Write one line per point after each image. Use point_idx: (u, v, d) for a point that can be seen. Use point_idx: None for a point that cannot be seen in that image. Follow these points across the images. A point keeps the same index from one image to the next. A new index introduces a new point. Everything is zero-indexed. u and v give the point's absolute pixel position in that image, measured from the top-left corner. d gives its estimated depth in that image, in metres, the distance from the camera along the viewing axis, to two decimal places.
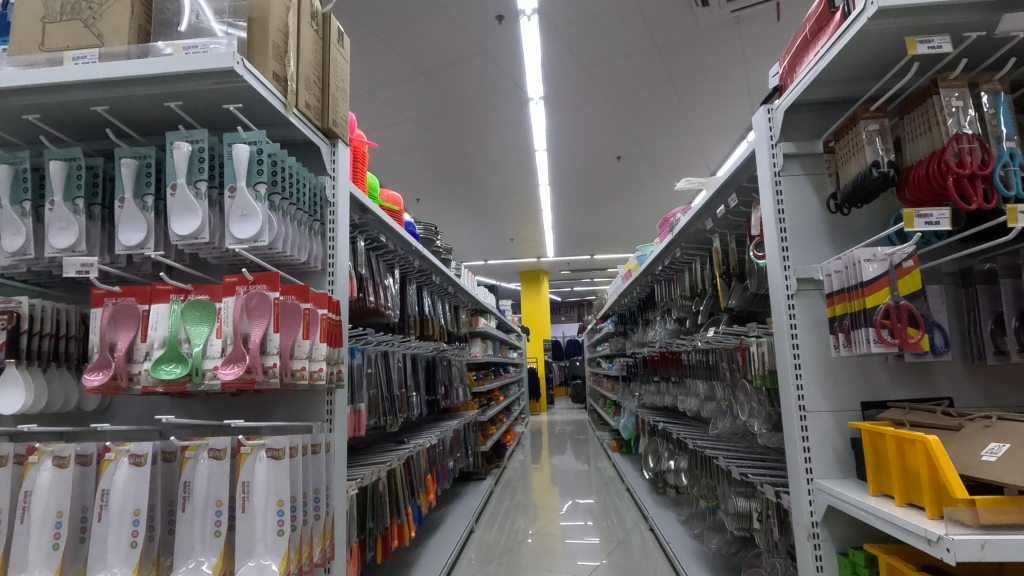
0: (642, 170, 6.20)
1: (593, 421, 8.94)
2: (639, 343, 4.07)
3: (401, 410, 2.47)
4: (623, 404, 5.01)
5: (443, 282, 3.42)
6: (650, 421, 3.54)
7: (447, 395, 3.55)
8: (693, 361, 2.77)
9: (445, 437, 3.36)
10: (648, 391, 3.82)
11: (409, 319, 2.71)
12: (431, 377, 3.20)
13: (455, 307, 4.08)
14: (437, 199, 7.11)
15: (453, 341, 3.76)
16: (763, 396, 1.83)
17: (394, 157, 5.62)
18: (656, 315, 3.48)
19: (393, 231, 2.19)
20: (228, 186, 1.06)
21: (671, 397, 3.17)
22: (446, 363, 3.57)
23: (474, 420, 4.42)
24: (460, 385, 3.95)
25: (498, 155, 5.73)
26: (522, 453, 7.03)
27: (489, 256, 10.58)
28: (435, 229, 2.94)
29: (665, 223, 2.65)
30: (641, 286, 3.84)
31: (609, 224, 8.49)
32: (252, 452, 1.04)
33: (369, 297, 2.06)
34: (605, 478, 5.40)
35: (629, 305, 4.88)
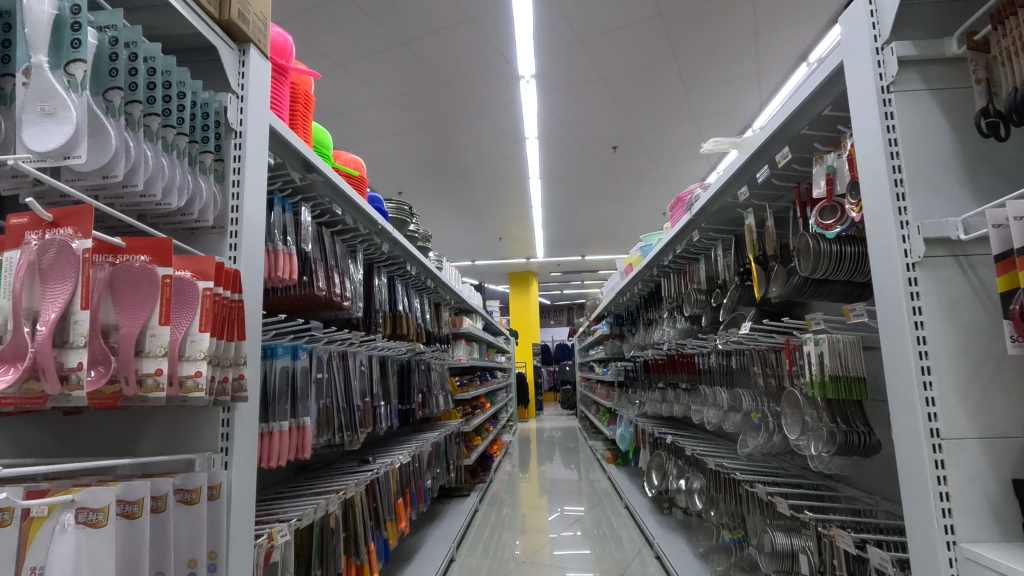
0: (638, 162, 5.85)
1: (585, 428, 8.55)
2: (641, 345, 3.69)
3: (366, 425, 2.05)
4: (620, 412, 4.62)
5: (421, 274, 3.01)
6: (655, 433, 3.15)
7: (426, 403, 3.14)
8: (711, 365, 2.38)
9: (422, 452, 2.94)
10: (651, 400, 3.44)
11: (378, 315, 2.29)
12: (405, 384, 2.78)
13: (437, 305, 3.66)
14: (421, 193, 6.70)
15: (432, 342, 3.34)
16: (822, 409, 1.43)
17: (373, 144, 5.21)
18: (661, 315, 3.09)
19: (352, 202, 1.77)
20: (18, 64, 0.61)
21: (681, 406, 2.78)
22: (425, 367, 3.16)
23: (457, 430, 4.00)
24: (442, 392, 3.54)
25: (485, 143, 5.33)
26: (510, 463, 6.62)
27: (476, 256, 10.17)
28: (412, 211, 2.52)
29: (681, 201, 2.26)
30: (644, 282, 3.45)
31: (601, 222, 8.13)
32: (50, 517, 0.60)
33: (318, 283, 1.63)
34: (599, 491, 5.01)
35: (628, 304, 4.50)
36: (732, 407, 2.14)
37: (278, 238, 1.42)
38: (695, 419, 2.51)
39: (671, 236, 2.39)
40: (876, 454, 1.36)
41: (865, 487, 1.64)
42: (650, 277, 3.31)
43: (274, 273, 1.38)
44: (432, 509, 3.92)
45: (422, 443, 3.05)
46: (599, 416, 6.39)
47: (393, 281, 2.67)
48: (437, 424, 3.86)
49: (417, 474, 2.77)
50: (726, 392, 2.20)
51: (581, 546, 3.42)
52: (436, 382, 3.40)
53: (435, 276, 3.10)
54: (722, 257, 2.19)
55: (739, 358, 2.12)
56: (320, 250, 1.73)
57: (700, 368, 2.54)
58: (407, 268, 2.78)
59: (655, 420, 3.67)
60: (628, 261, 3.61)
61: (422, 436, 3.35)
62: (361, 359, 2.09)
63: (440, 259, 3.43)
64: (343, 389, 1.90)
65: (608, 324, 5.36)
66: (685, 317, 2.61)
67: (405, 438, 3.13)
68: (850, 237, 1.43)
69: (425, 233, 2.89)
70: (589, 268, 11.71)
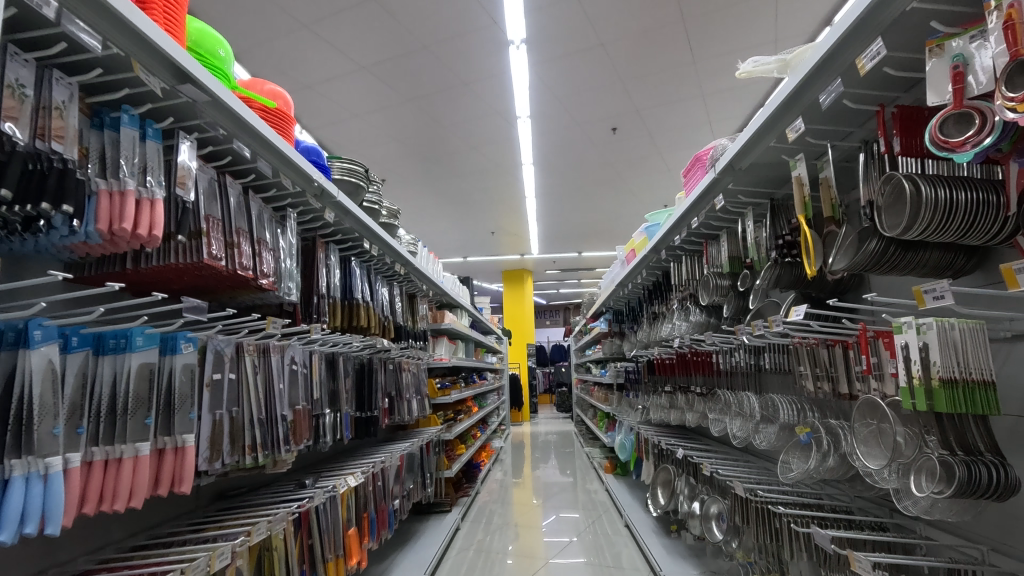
0: (638, 146, 5.43)
1: (580, 431, 8.11)
2: (646, 342, 3.24)
3: (299, 442, 1.59)
4: (620, 417, 4.17)
5: (388, 258, 2.55)
6: (662, 444, 2.69)
7: (392, 410, 2.68)
8: (735, 364, 1.95)
9: (387, 468, 2.50)
10: (655, 406, 2.99)
11: (322, 301, 1.84)
12: (364, 388, 2.32)
13: (411, 297, 3.20)
14: (405, 181, 6.26)
15: (403, 338, 2.90)
16: (930, 429, 0.98)
17: (349, 122, 4.76)
18: (670, 306, 2.65)
19: (263, 142, 1.32)
20: None
21: (695, 414, 2.33)
22: (392, 368, 2.70)
23: (436, 439, 3.55)
24: (415, 396, 3.08)
25: (473, 123, 4.89)
26: (500, 469, 6.19)
27: (468, 252, 9.72)
28: (370, 176, 2.07)
29: (699, 162, 1.84)
30: (650, 270, 2.99)
31: (599, 214, 7.69)
32: None
33: (214, 250, 1.18)
34: (596, 502, 4.58)
35: (629, 297, 4.07)
36: (767, 419, 1.69)
37: (128, 174, 0.97)
38: (715, 433, 2.06)
39: (688, 204, 1.93)
40: (1009, 498, 0.91)
41: (970, 536, 1.20)
42: (657, 263, 2.85)
43: (118, 225, 0.94)
44: (407, 527, 3.47)
45: (387, 456, 2.59)
46: (597, 420, 5.94)
47: (348, 261, 2.21)
48: (412, 433, 3.40)
49: (378, 496, 2.31)
50: (756, 399, 1.76)
51: (577, 556, 3.26)
52: (408, 385, 2.93)
53: (405, 259, 2.64)
54: (754, 229, 1.74)
55: (779, 356, 1.67)
56: (218, 208, 1.27)
57: (721, 369, 2.09)
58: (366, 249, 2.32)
59: (662, 429, 3.22)
60: (632, 245, 3.16)
61: (390, 448, 2.88)
62: (294, 356, 1.63)
63: (414, 243, 2.98)
64: (262, 394, 1.45)
65: (607, 320, 4.91)
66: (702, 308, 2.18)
67: (367, 451, 2.66)
68: (962, 179, 1.00)
69: (388, 208, 2.44)
70: (586, 266, 11.27)
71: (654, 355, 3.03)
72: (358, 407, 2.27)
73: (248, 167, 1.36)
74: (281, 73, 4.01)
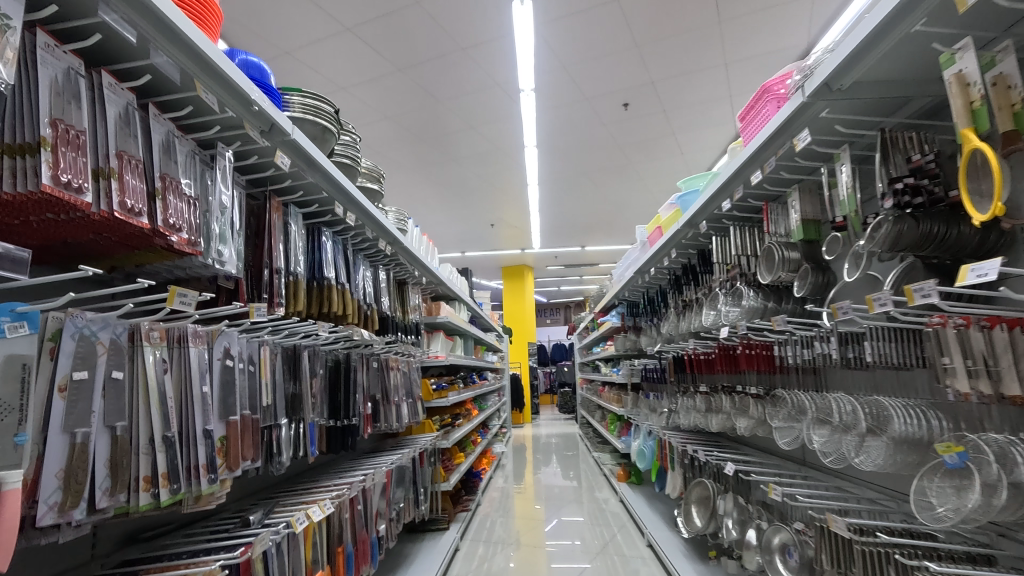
0: (652, 125, 5.01)
1: (585, 434, 7.68)
2: (674, 336, 2.80)
3: (237, 467, 1.14)
4: (637, 421, 3.74)
5: (370, 233, 2.10)
6: (701, 456, 2.25)
7: (375, 418, 2.22)
8: (813, 358, 1.52)
9: (370, 487, 2.06)
10: (689, 410, 2.55)
11: (277, 277, 1.40)
12: (338, 391, 1.87)
13: (400, 284, 2.75)
14: (398, 167, 5.82)
15: (392, 331, 2.48)
16: None
17: (334, 95, 4.33)
18: (710, 289, 2.20)
19: (159, 22, 0.88)
20: None
21: (747, 421, 1.89)
22: (376, 367, 2.25)
23: (431, 447, 3.11)
24: (405, 399, 2.63)
25: (471, 96, 4.46)
26: (501, 475, 5.77)
27: (466, 246, 9.29)
28: (341, 120, 1.62)
29: (772, 94, 1.43)
30: (679, 250, 2.56)
31: (604, 204, 7.27)
32: None
33: (66, 174, 0.75)
34: (609, 514, 4.16)
35: (648, 286, 3.65)
36: (876, 431, 1.24)
37: None
38: (784, 446, 1.61)
39: (753, 149, 1.48)
40: None
41: None
42: (691, 241, 2.41)
43: None
44: (399, 549, 3.02)
45: (370, 472, 2.14)
46: (606, 422, 5.51)
47: (317, 232, 1.78)
48: (404, 442, 2.95)
49: (357, 525, 1.87)
50: (855, 403, 1.32)
51: (581, 559, 3.15)
52: (395, 386, 2.48)
53: (390, 234, 2.20)
54: (851, 175, 1.30)
55: (895, 346, 1.23)
56: (86, 115, 0.83)
57: (791, 364, 1.65)
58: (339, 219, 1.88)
59: (694, 438, 2.77)
60: (657, 221, 2.72)
61: (374, 462, 2.42)
62: (230, 349, 1.18)
63: (403, 220, 2.53)
64: (171, 401, 1.00)
65: (619, 314, 4.47)
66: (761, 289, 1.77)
67: (345, 467, 2.21)
68: None
69: (367, 171, 2.00)
70: (588, 261, 10.86)
71: (687, 350, 2.59)
72: (329, 416, 1.82)
73: (138, 62, 0.92)
74: (256, 36, 3.58)
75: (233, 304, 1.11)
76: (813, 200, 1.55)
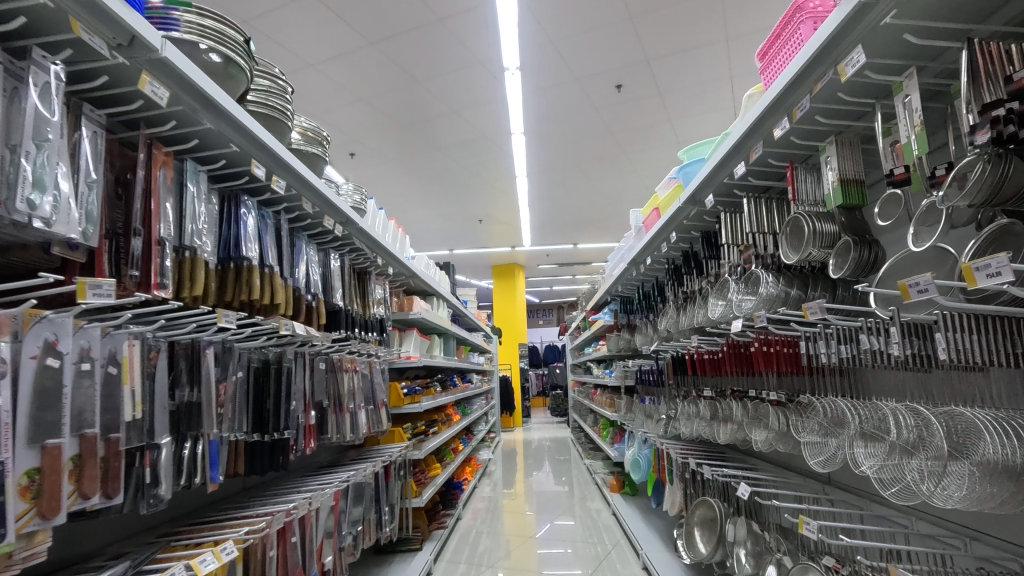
0: (648, 109, 4.70)
1: (577, 438, 7.34)
2: (674, 332, 2.47)
3: (58, 512, 0.80)
4: (631, 427, 3.42)
5: (312, 207, 1.76)
6: (708, 474, 1.92)
7: (320, 429, 1.87)
8: (855, 354, 1.20)
9: (311, 512, 1.72)
10: (695, 420, 2.21)
11: (157, 251, 1.07)
12: (266, 399, 1.52)
13: (360, 274, 2.41)
14: (378, 157, 5.48)
15: (347, 327, 2.14)
16: None
17: (303, 73, 3.99)
18: (718, 276, 1.88)
19: None
20: None
21: (766, 434, 1.56)
22: (323, 368, 1.90)
23: (401, 459, 2.77)
24: (365, 407, 2.28)
25: (451, 76, 4.13)
26: (488, 483, 5.43)
27: (454, 244, 8.96)
28: (254, 53, 1.28)
29: (804, 12, 1.11)
30: (679, 234, 2.23)
31: (597, 197, 6.95)
32: None
33: None
34: (601, 527, 3.82)
35: (643, 279, 3.33)
36: (959, 455, 0.91)
37: None
38: (817, 468, 1.28)
39: (778, 88, 1.15)
40: None
41: None
42: (694, 221, 2.09)
43: None
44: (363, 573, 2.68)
45: (313, 495, 1.79)
46: (599, 427, 5.18)
47: (237, 201, 1.44)
48: (367, 454, 2.60)
49: (290, 563, 1.52)
50: (921, 416, 0.99)
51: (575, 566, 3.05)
52: (351, 392, 2.14)
53: (339, 210, 1.86)
54: (921, 109, 0.97)
55: (987, 338, 0.91)
56: None
57: (824, 364, 1.33)
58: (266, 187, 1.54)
59: (701, 451, 2.43)
60: (655, 202, 2.40)
61: (325, 481, 2.07)
62: (56, 343, 0.83)
63: (360, 198, 2.19)
64: None
65: (612, 311, 4.14)
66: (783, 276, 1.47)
67: (286, 489, 1.86)
68: None
69: (304, 131, 1.66)
70: (581, 259, 10.54)
71: (691, 350, 2.25)
72: (252, 430, 1.47)
73: None
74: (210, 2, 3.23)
75: (47, 276, 0.76)
76: (854, 155, 1.23)
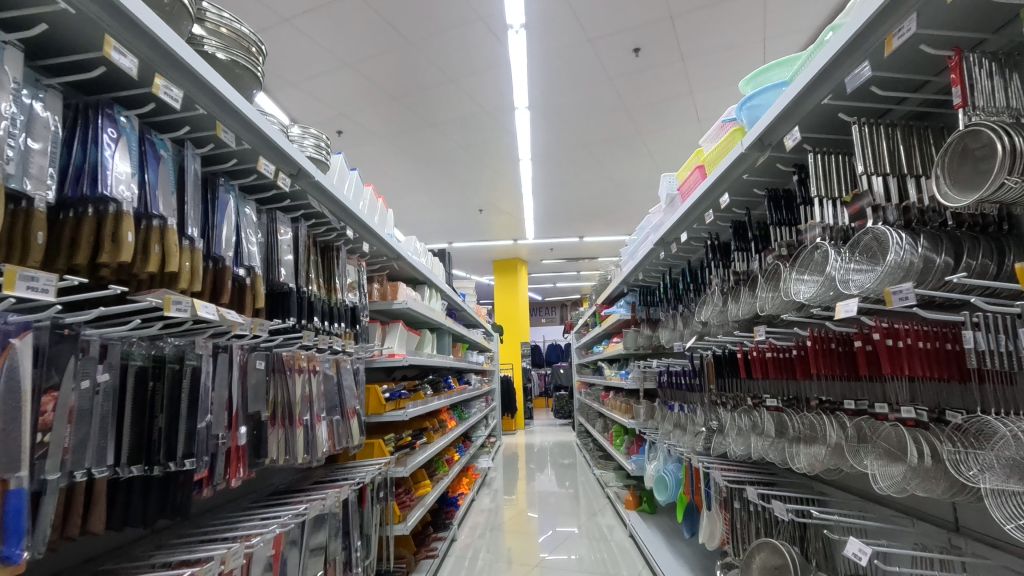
0: (667, 79, 4.21)
1: (583, 442, 6.87)
2: (718, 325, 1.97)
3: None
4: (654, 437, 2.94)
5: (240, 143, 1.26)
6: (787, 515, 1.43)
7: (255, 451, 1.37)
8: None
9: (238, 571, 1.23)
10: (754, 437, 1.71)
11: None
12: (149, 416, 1.02)
13: (324, 250, 1.91)
14: (367, 136, 4.99)
15: (303, 312, 1.65)
16: None
17: (276, 30, 3.50)
18: (799, 245, 1.38)
19: None
20: None
21: (896, 467, 1.06)
22: (263, 368, 1.41)
23: (381, 478, 2.28)
24: (326, 417, 1.78)
25: (447, 35, 3.64)
26: (487, 494, 4.95)
27: (453, 236, 8.47)
28: None
29: None
30: (733, 196, 1.73)
31: (606, 184, 6.44)
32: None
33: None
34: (617, 548, 3.34)
35: (668, 263, 2.85)
36: None
37: None
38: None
39: None
40: None
41: None
42: (757, 175, 1.59)
43: None
44: None
45: (245, 543, 1.30)
46: (610, 433, 4.67)
47: (105, 113, 0.94)
48: (337, 474, 2.10)
49: None
50: None
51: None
52: (306, 399, 1.64)
53: (281, 151, 1.36)
54: None
55: None
56: None
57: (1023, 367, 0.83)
58: (150, 94, 1.03)
59: (750, 474, 1.92)
60: (700, 157, 1.90)
61: (270, 516, 1.57)
62: None
63: (316, 148, 1.69)
64: None
65: (629, 303, 3.64)
66: (924, 240, 1.00)
67: (208, 534, 1.36)
68: None
69: (218, 28, 1.16)
70: (586, 254, 10.03)
71: (747, 346, 1.76)
72: (124, 461, 0.97)
73: None
74: None
75: None
76: None
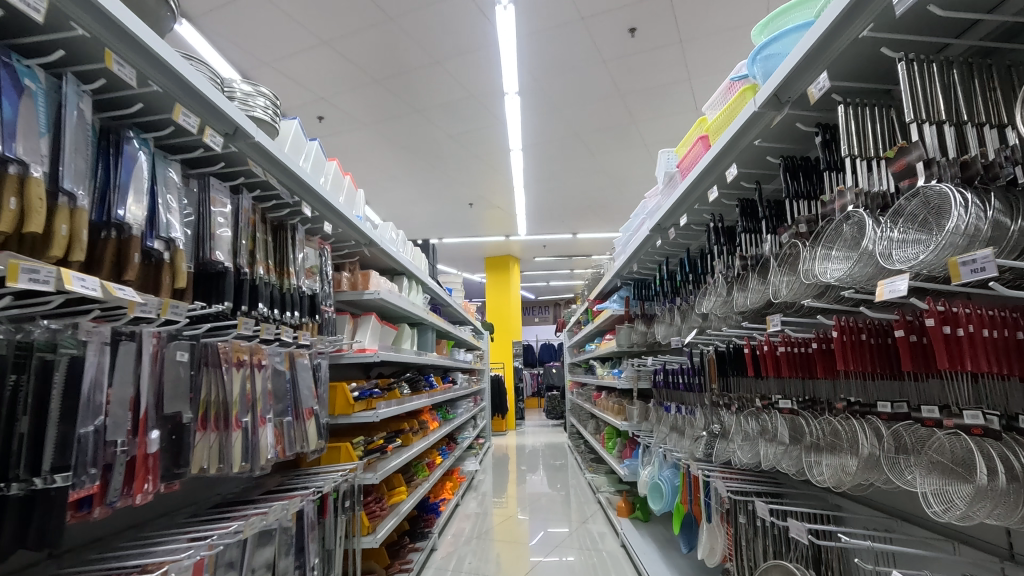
0: (664, 62, 4.01)
1: (575, 443, 6.66)
2: (723, 317, 1.75)
3: None
4: (649, 440, 2.72)
5: (145, 83, 1.03)
6: (806, 538, 1.22)
7: (173, 461, 1.13)
8: None
9: None
10: (766, 444, 1.49)
11: None
12: (8, 419, 0.79)
13: (275, 228, 1.68)
14: (349, 122, 4.76)
15: (243, 296, 1.41)
16: None
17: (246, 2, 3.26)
18: (825, 219, 1.16)
19: None
20: None
21: (957, 488, 0.84)
22: (186, 362, 1.19)
23: (347, 486, 2.05)
24: (275, 418, 1.55)
25: (431, 10, 3.41)
26: (473, 497, 4.73)
27: (443, 231, 8.24)
28: None
29: None
30: (743, 169, 1.52)
31: (600, 177, 6.23)
32: None
33: None
34: (608, 557, 3.13)
35: (665, 252, 2.63)
36: None
37: None
38: None
39: None
40: None
41: None
42: (771, 142, 1.37)
43: None
44: None
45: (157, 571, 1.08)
46: (602, 435, 4.46)
47: None
48: (293, 483, 1.87)
49: None
50: None
51: None
52: (247, 398, 1.41)
53: (204, 99, 1.13)
54: None
55: None
56: None
57: None
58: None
59: (757, 484, 1.72)
60: (704, 127, 1.68)
61: (203, 533, 1.34)
62: None
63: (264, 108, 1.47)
64: None
65: (623, 298, 3.42)
66: (998, 205, 0.80)
67: (113, 560, 1.12)
68: None
69: None
70: (580, 251, 9.82)
71: (756, 341, 1.55)
72: None
73: None
74: None
75: None
76: None
